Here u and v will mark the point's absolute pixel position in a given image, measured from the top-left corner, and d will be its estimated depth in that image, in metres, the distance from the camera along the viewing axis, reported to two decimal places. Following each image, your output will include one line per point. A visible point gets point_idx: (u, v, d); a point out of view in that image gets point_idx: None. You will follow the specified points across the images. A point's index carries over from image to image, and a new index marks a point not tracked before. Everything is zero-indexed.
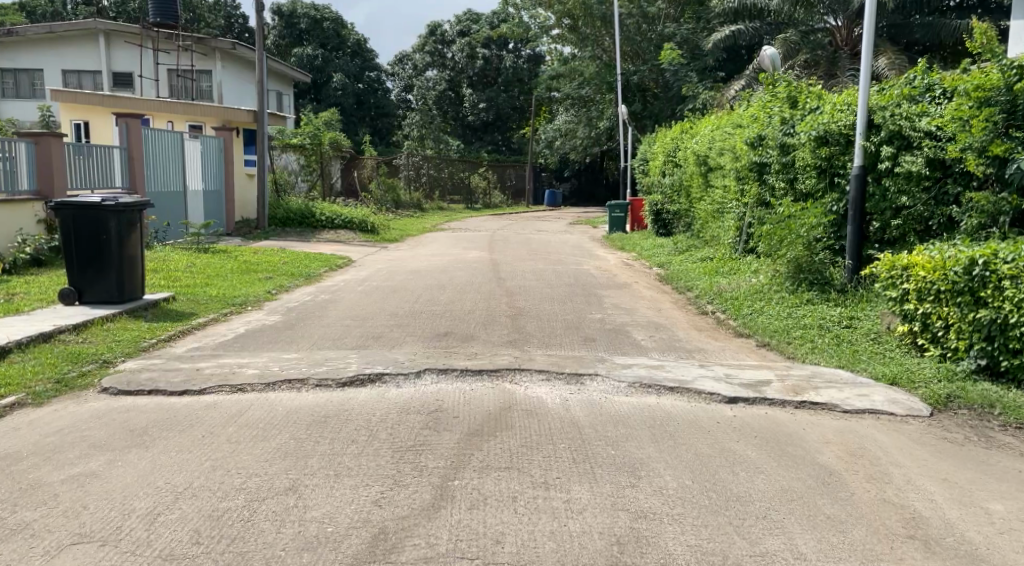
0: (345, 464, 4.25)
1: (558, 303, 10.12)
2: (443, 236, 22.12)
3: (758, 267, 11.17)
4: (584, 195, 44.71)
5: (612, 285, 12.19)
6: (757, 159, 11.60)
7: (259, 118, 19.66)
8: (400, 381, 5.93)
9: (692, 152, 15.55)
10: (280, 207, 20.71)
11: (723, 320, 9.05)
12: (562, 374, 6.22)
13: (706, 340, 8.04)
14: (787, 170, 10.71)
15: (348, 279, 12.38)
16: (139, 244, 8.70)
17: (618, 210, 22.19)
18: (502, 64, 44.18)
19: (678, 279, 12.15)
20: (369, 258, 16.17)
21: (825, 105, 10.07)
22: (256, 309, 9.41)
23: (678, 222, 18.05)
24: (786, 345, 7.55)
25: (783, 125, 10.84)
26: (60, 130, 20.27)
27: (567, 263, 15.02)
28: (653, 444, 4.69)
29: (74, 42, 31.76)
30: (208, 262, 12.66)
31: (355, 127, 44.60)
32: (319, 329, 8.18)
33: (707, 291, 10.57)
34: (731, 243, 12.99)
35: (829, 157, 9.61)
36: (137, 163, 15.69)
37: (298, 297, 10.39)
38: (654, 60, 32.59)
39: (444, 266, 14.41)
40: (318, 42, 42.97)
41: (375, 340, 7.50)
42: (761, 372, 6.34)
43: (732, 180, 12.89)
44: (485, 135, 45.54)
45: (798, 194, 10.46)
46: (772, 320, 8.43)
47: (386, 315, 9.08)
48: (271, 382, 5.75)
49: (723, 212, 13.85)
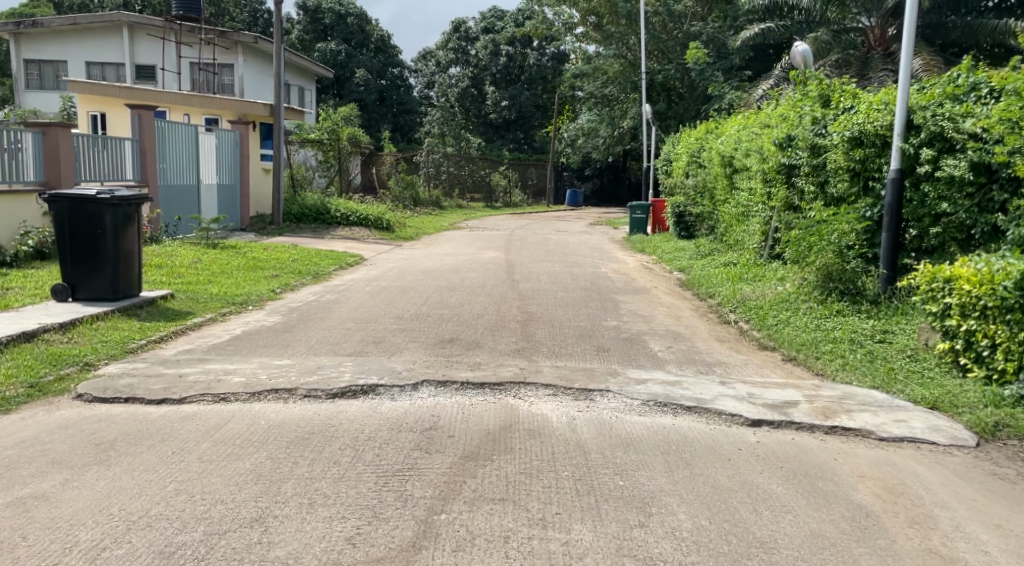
0: (322, 491, 3.83)
1: (573, 309, 9.65)
2: (460, 234, 21.72)
3: (785, 274, 10.65)
4: (607, 196, 44.13)
5: (631, 290, 11.71)
6: (785, 161, 11.02)
7: (276, 113, 19.34)
8: (394, 393, 5.51)
9: (717, 152, 14.98)
10: (295, 203, 20.45)
11: (746, 330, 8.54)
12: (570, 389, 5.76)
13: (727, 353, 7.54)
14: (818, 173, 10.16)
15: (357, 279, 12.00)
16: (136, 239, 8.35)
17: (640, 211, 21.65)
18: (526, 61, 43.74)
19: (700, 284, 11.64)
20: (382, 256, 15.80)
21: (860, 103, 9.50)
22: (258, 308, 9.03)
23: (701, 224, 17.50)
24: (814, 360, 7.04)
25: (814, 125, 10.29)
26: (77, 121, 20.07)
27: (585, 266, 14.54)
28: (666, 474, 4.22)
29: (98, 34, 31.79)
30: (215, 259, 12.35)
31: (377, 122, 44.40)
32: (319, 332, 7.79)
33: (729, 298, 10.07)
34: (757, 247, 12.46)
35: (863, 159, 9.07)
36: (149, 156, 15.40)
37: (303, 297, 10.01)
38: (679, 58, 31.98)
39: (457, 266, 14.00)
40: (342, 37, 42.83)
41: (374, 346, 7.09)
42: (787, 392, 5.83)
43: (758, 183, 12.34)
44: (507, 132, 45.08)
45: (829, 198, 9.92)
46: (800, 332, 7.91)
47: (391, 318, 8.68)
48: (256, 392, 5.35)
49: (748, 215, 13.31)
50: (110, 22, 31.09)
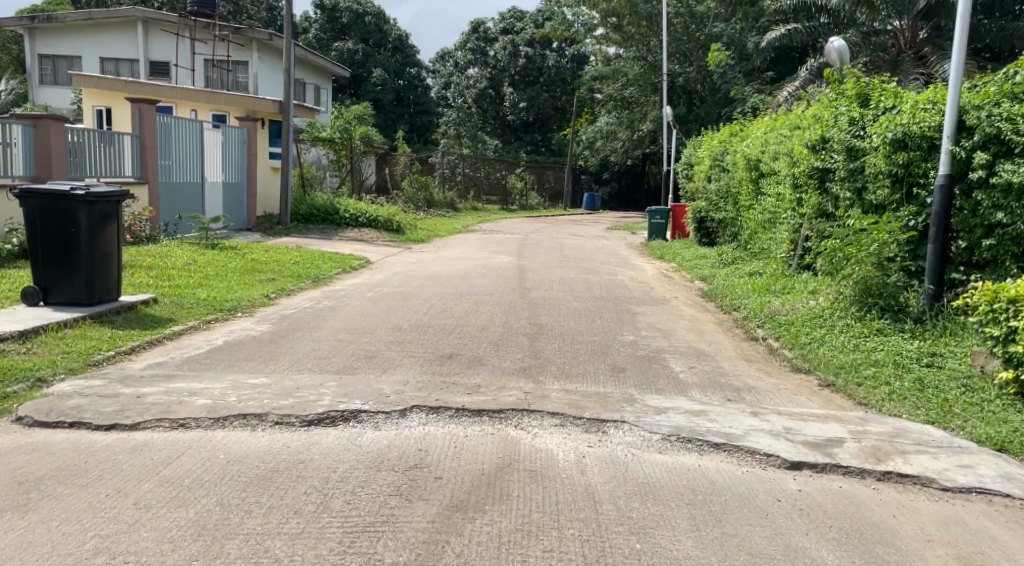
0: (274, 553, 3.14)
1: (585, 322, 8.92)
2: (473, 237, 21.06)
3: (816, 287, 9.88)
4: (624, 200, 43.29)
5: (649, 300, 10.97)
6: (819, 165, 10.31)
7: (285, 110, 18.77)
8: (379, 420, 4.82)
9: (742, 155, 14.21)
10: (304, 203, 19.86)
11: (776, 349, 7.82)
12: (580, 419, 5.05)
13: (757, 378, 6.78)
14: (854, 177, 9.41)
15: (359, 284, 11.35)
16: (115, 239, 7.74)
17: (658, 217, 20.85)
18: (545, 63, 43.02)
19: (722, 296, 10.89)
20: (389, 259, 15.16)
21: (903, 102, 8.72)
22: (247, 316, 8.37)
23: (723, 230, 16.73)
24: (856, 387, 6.30)
25: (851, 127, 9.53)
26: (83, 116, 19.56)
27: (600, 273, 13.82)
28: (691, 535, 3.50)
29: (113, 30, 31.47)
30: (210, 260, 11.72)
31: (392, 123, 43.87)
32: (308, 344, 7.13)
33: (756, 312, 9.32)
34: (785, 257, 11.68)
35: (907, 163, 8.30)
36: (149, 152, 14.76)
37: (298, 304, 9.34)
38: (700, 60, 31.08)
39: (466, 272, 13.33)
40: (359, 36, 42.33)
41: (364, 363, 6.40)
42: (828, 427, 5.10)
43: (787, 188, 11.60)
44: (525, 134, 44.44)
45: (867, 206, 9.16)
46: (836, 353, 7.18)
47: (389, 329, 8.01)
48: (221, 418, 4.67)
49: (775, 223, 12.56)
50: (125, 18, 30.76)
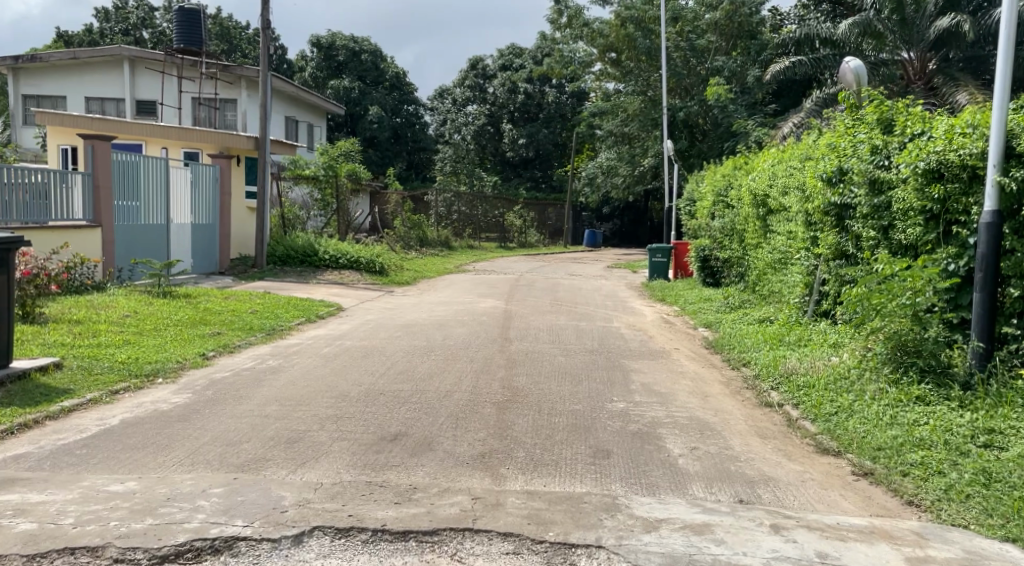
0: None
1: (568, 384, 7.61)
2: (462, 279, 19.86)
3: (838, 339, 8.63)
4: (627, 237, 42.20)
5: (646, 352, 9.69)
6: (836, 200, 9.16)
7: (262, 147, 17.69)
8: (263, 551, 3.50)
9: (747, 190, 13.06)
10: (281, 244, 18.67)
11: (797, 421, 6.58)
12: (541, 543, 3.73)
13: (775, 464, 5.46)
14: (879, 215, 8.21)
15: (319, 336, 10.07)
16: (4, 295, 6.49)
17: (660, 255, 19.59)
18: (545, 100, 42.35)
19: (730, 346, 9.64)
20: (363, 305, 13.90)
21: (935, 127, 7.53)
22: (168, 382, 7.08)
23: (728, 271, 15.52)
24: (903, 480, 5.01)
25: (874, 156, 8.37)
26: (48, 156, 18.38)
27: (594, 319, 12.54)
28: None
29: (99, 69, 30.58)
30: (154, 311, 10.46)
31: (390, 161, 43.09)
32: (225, 423, 5.84)
33: (770, 369, 8.05)
34: (799, 302, 10.45)
35: (944, 197, 7.09)
36: (105, 193, 13.55)
37: (237, 364, 8.06)
38: (701, 95, 30.05)
39: (445, 320, 12.05)
40: (356, 74, 41.63)
41: (280, 453, 5.10)
42: (878, 553, 3.77)
43: (799, 226, 10.42)
44: (524, 171, 43.66)
45: (895, 246, 7.94)
46: (870, 432, 5.92)
47: (331, 397, 6.71)
48: (39, 556, 3.36)
49: (786, 263, 11.35)
50: (111, 57, 29.94)
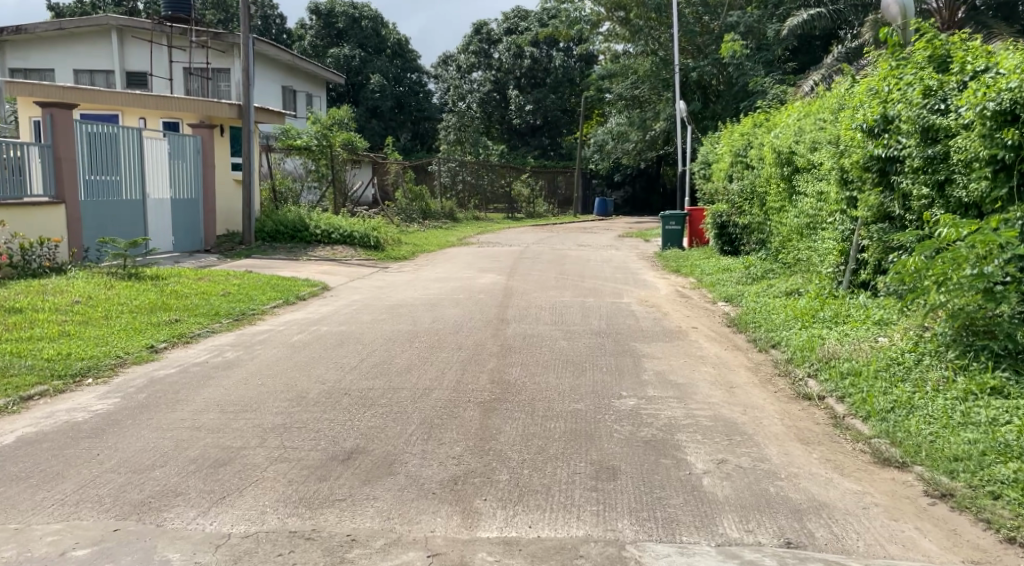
0: None
1: (569, 375, 6.49)
2: (464, 252, 18.74)
3: (884, 315, 7.47)
4: (639, 203, 40.90)
5: (659, 333, 8.54)
6: (880, 154, 7.92)
7: (246, 115, 16.53)
8: None
9: (770, 147, 11.79)
10: (270, 219, 17.56)
11: (845, 421, 5.47)
12: None
13: (826, 482, 4.34)
14: (934, 167, 7.01)
15: (293, 321, 9.01)
16: None
17: (674, 222, 18.26)
18: (552, 64, 40.86)
19: (757, 324, 8.46)
20: (352, 283, 12.81)
21: (1006, 59, 6.25)
22: (97, 384, 6.03)
23: (748, 238, 14.30)
24: (996, 507, 3.88)
25: (927, 100, 7.12)
26: (20, 130, 17.23)
27: (602, 295, 11.37)
28: None
29: (86, 39, 29.29)
30: (111, 296, 9.41)
31: (395, 131, 41.89)
32: (145, 438, 4.77)
33: (805, 353, 6.91)
34: (832, 272, 9.26)
35: (1020, 143, 5.80)
36: (68, 166, 12.44)
37: (189, 358, 7.02)
38: (716, 53, 28.32)
39: (438, 298, 10.95)
40: (356, 42, 40.03)
41: (196, 482, 4.01)
42: None
43: (832, 185, 9.19)
44: (532, 139, 42.22)
45: (954, 205, 6.73)
46: (941, 437, 4.77)
47: (285, 400, 5.63)
48: None
49: (815, 229, 10.15)
50: (98, 27, 28.63)
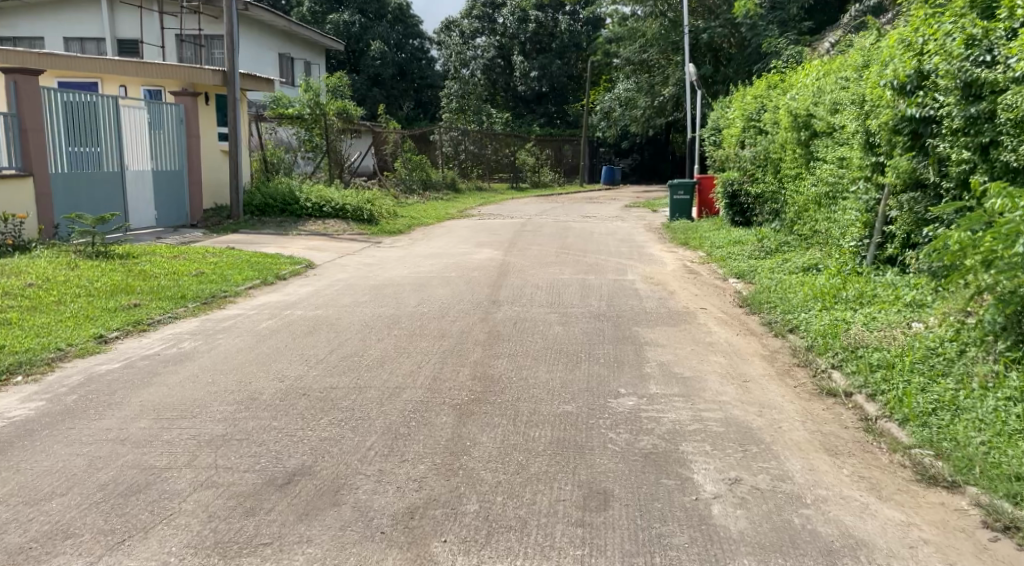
0: None
1: (562, 368, 5.74)
2: (463, 224, 17.94)
3: (916, 295, 6.67)
4: (647, 171, 39.87)
5: (666, 315, 7.75)
6: (912, 113, 7.05)
7: (230, 81, 15.68)
8: None
9: (786, 110, 10.87)
10: (258, 191, 16.77)
11: (878, 425, 4.70)
12: None
13: (861, 509, 3.59)
14: (976, 128, 6.15)
15: (266, 304, 8.29)
16: None
17: (681, 191, 17.38)
18: (558, 28, 39.67)
19: (772, 304, 7.68)
20: (338, 260, 12.05)
21: None
22: (26, 385, 5.32)
23: (761, 207, 13.42)
24: None
25: (969, 50, 6.24)
26: None
27: (604, 271, 10.56)
28: None
29: (75, 6, 28.26)
30: (71, 277, 8.71)
31: (397, 99, 40.82)
32: (54, 455, 4.04)
33: (828, 339, 6.13)
34: (855, 246, 8.45)
35: None
36: (35, 136, 11.68)
37: (140, 349, 6.30)
38: (727, 13, 27.07)
39: (426, 277, 10.18)
40: (356, 7, 38.72)
41: (98, 519, 3.31)
42: None
43: (856, 149, 8.34)
44: (537, 106, 41.16)
45: (999, 170, 5.89)
46: (999, 449, 3.98)
47: (233, 404, 4.90)
48: None
49: (835, 197, 9.30)
50: None
